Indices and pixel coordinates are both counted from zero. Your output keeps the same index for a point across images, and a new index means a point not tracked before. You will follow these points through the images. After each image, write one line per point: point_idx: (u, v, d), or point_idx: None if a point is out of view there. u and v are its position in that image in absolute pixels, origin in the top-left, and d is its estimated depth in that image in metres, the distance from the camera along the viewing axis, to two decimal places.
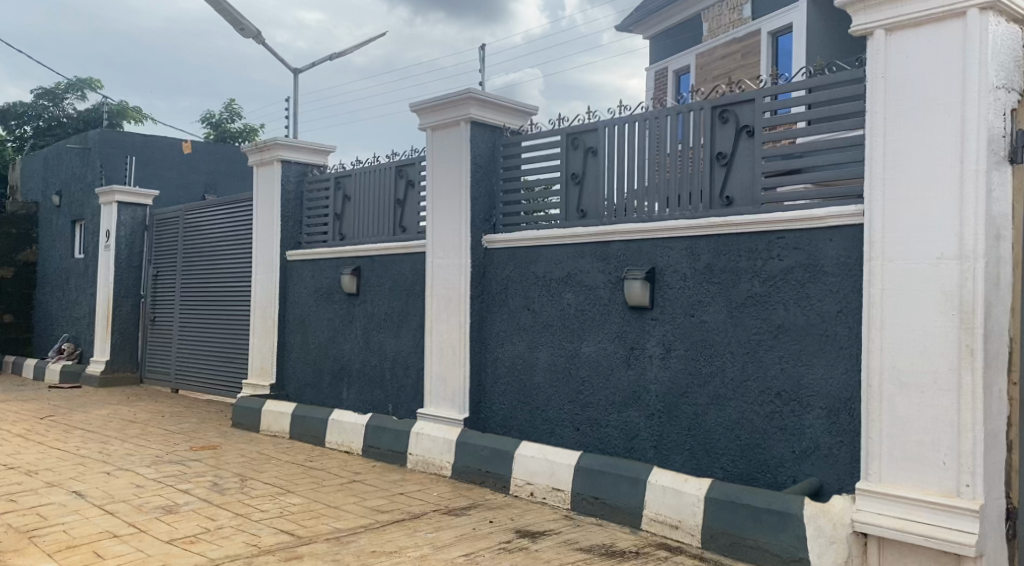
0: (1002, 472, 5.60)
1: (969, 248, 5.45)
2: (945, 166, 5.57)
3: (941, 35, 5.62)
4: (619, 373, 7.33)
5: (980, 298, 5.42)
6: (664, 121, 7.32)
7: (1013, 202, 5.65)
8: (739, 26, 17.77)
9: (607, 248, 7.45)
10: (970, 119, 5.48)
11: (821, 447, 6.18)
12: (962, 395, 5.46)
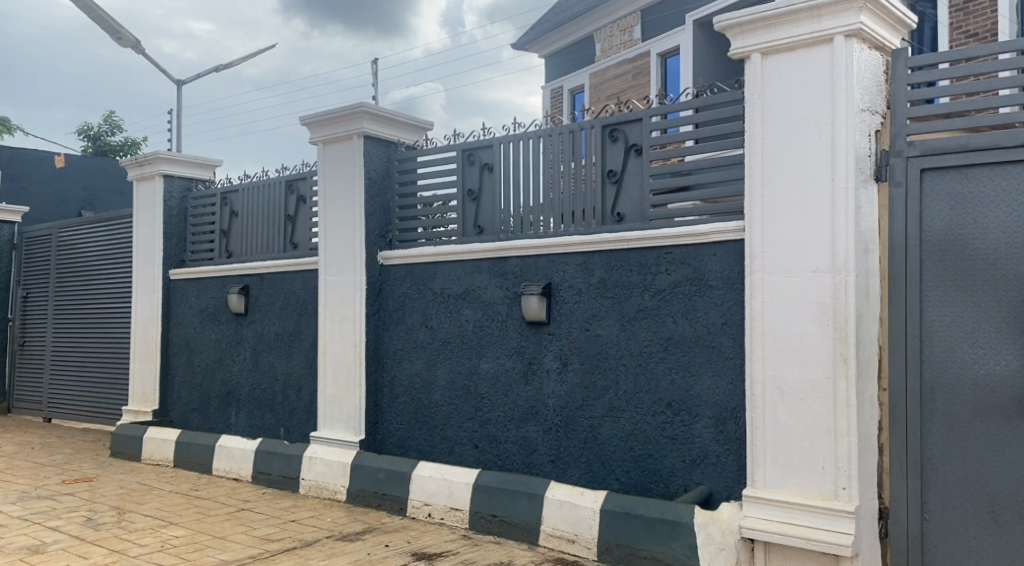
0: (875, 475, 5.72)
1: (841, 261, 5.58)
2: (819, 181, 5.70)
3: (810, 60, 5.76)
4: (517, 389, 7.26)
5: (852, 309, 5.57)
6: (555, 139, 7.31)
7: (880, 218, 5.82)
8: (631, 48, 18.08)
9: (505, 264, 7.39)
10: (839, 138, 5.62)
11: (710, 455, 6.23)
12: (836, 403, 5.59)
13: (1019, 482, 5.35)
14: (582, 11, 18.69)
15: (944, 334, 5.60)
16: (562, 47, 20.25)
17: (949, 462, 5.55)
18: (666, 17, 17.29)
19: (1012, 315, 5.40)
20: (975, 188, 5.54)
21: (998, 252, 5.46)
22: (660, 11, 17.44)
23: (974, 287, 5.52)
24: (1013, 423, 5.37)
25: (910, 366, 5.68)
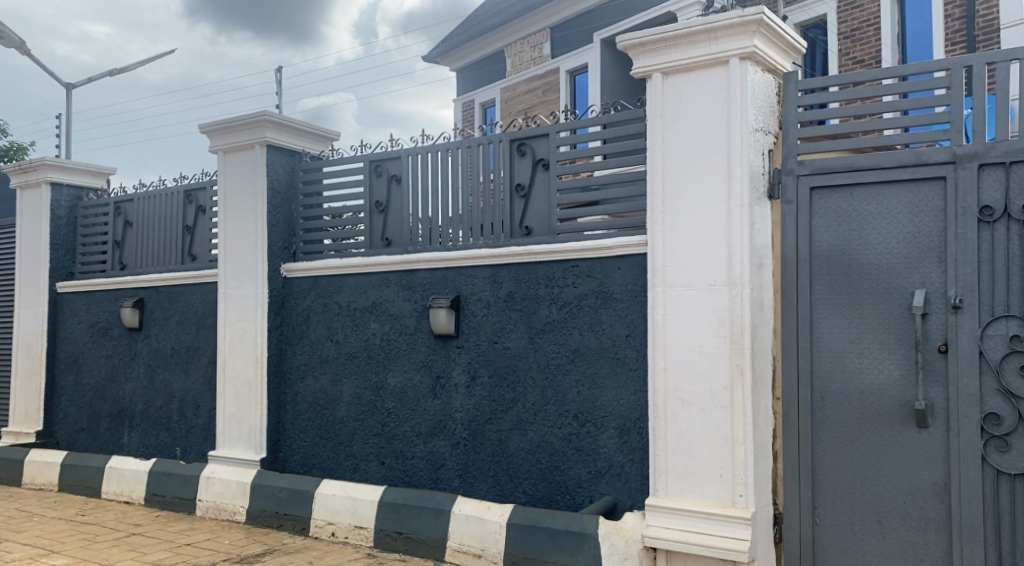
0: (770, 481, 5.84)
1: (737, 274, 5.64)
2: (716, 195, 5.75)
3: (707, 80, 5.82)
4: (425, 404, 7.15)
5: (747, 320, 5.62)
6: (463, 152, 7.25)
7: (773, 234, 5.93)
8: (541, 64, 18.19)
9: (413, 276, 7.28)
10: (734, 156, 5.69)
11: (615, 465, 6.23)
12: (734, 412, 5.64)
13: (901, 486, 5.53)
14: (491, 27, 18.74)
15: (832, 345, 5.76)
16: (472, 62, 20.23)
17: (838, 467, 5.72)
18: (575, 34, 17.46)
19: (895, 327, 5.57)
20: (860, 207, 5.71)
21: (882, 266, 5.63)
22: (569, 28, 17.60)
23: (860, 299, 5.69)
24: (897, 430, 5.54)
25: (801, 375, 5.83)
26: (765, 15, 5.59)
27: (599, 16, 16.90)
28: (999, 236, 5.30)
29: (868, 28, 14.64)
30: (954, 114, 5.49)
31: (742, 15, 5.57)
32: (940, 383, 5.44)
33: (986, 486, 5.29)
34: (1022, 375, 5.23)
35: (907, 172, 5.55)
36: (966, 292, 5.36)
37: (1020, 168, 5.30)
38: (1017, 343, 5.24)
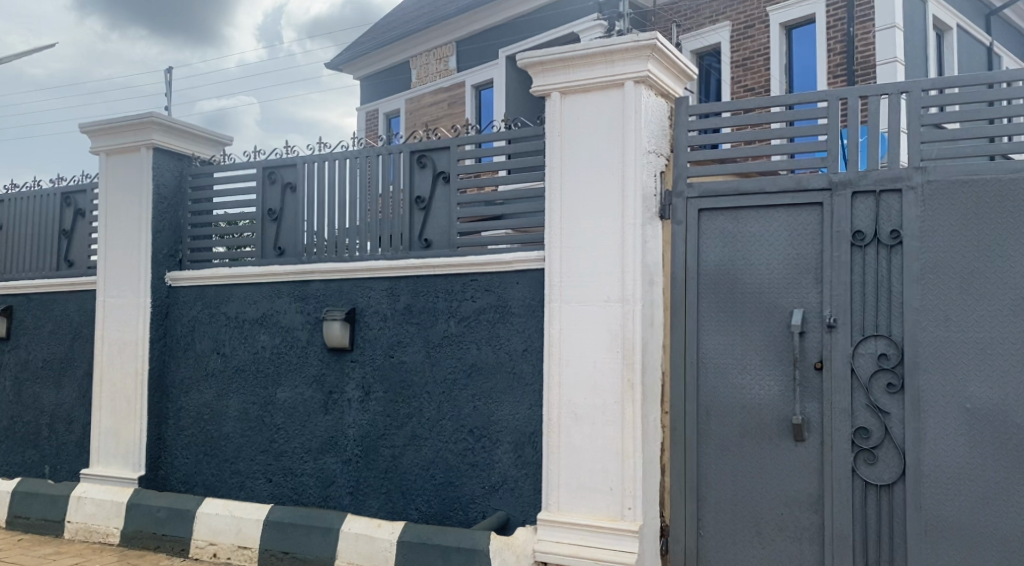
0: (657, 494, 5.83)
1: (630, 291, 5.63)
2: (611, 214, 5.73)
3: (603, 102, 5.80)
4: (316, 419, 6.92)
5: (639, 337, 5.61)
6: (361, 162, 7.06)
7: (664, 252, 5.95)
8: (446, 77, 18.10)
9: (306, 288, 7.05)
10: (629, 176, 5.68)
11: (508, 480, 6.13)
12: (624, 426, 5.62)
13: (780, 498, 5.60)
14: (396, 37, 18.53)
15: (717, 361, 5.80)
16: (375, 71, 19.94)
17: (721, 480, 5.75)
18: (480, 48, 17.43)
19: (775, 344, 5.65)
20: (746, 228, 5.78)
21: (764, 284, 5.71)
22: (474, 42, 17.55)
23: (743, 315, 5.75)
24: (776, 443, 5.61)
25: (689, 390, 5.85)
26: (659, 40, 5.60)
27: (502, 32, 16.92)
28: (870, 259, 5.44)
29: (759, 58, 15.07)
30: (833, 143, 5.61)
31: (636, 40, 5.59)
32: (815, 398, 5.53)
33: (855, 497, 5.40)
34: (890, 393, 5.36)
35: (788, 197, 5.65)
36: (840, 312, 5.47)
37: (889, 197, 5.44)
38: (885, 361, 5.37)
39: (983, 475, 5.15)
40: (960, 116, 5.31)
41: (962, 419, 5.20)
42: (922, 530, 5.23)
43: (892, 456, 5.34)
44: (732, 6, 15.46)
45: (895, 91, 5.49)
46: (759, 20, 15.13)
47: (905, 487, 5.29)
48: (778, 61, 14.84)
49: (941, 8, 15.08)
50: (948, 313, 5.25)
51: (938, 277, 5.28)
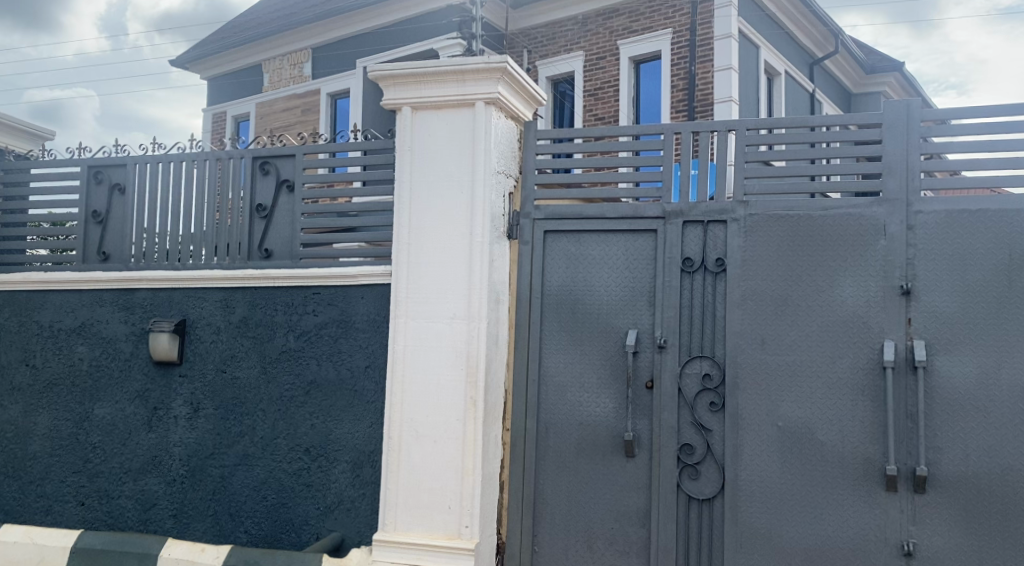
0: (494, 511, 5.68)
1: (476, 308, 5.49)
2: (459, 232, 5.58)
3: (453, 121, 5.67)
4: (138, 437, 6.44)
5: (483, 355, 5.47)
6: (199, 165, 6.65)
7: (511, 271, 5.84)
8: (299, 83, 17.59)
9: (131, 296, 6.57)
10: (478, 196, 5.56)
11: (345, 500, 5.85)
12: (465, 445, 5.45)
13: (611, 513, 5.58)
14: (248, 38, 17.88)
15: (555, 378, 5.75)
16: (224, 71, 19.12)
17: (555, 497, 5.68)
18: (335, 56, 17.04)
19: (610, 363, 5.65)
20: (589, 249, 5.76)
21: (603, 304, 5.70)
22: (329, 50, 17.15)
23: (581, 333, 5.72)
24: (608, 460, 5.60)
25: (529, 407, 5.76)
26: (510, 63, 5.51)
27: (359, 42, 16.62)
28: (697, 283, 5.54)
29: (609, 88, 15.38)
30: (671, 173, 5.70)
31: (488, 62, 5.48)
32: (646, 416, 5.56)
33: (679, 511, 5.44)
34: (713, 411, 5.45)
35: (626, 223, 5.69)
36: (669, 333, 5.53)
37: (716, 227, 5.56)
38: (709, 382, 5.46)
39: (792, 489, 5.27)
40: (785, 154, 5.49)
41: (774, 437, 5.32)
42: (737, 542, 5.32)
43: (713, 471, 5.42)
44: (585, 36, 15.75)
45: (724, 128, 5.65)
46: (610, 52, 15.45)
47: (724, 502, 5.37)
48: (626, 93, 15.17)
49: (773, 53, 15.86)
50: (765, 336, 5.38)
51: (756, 303, 5.42)
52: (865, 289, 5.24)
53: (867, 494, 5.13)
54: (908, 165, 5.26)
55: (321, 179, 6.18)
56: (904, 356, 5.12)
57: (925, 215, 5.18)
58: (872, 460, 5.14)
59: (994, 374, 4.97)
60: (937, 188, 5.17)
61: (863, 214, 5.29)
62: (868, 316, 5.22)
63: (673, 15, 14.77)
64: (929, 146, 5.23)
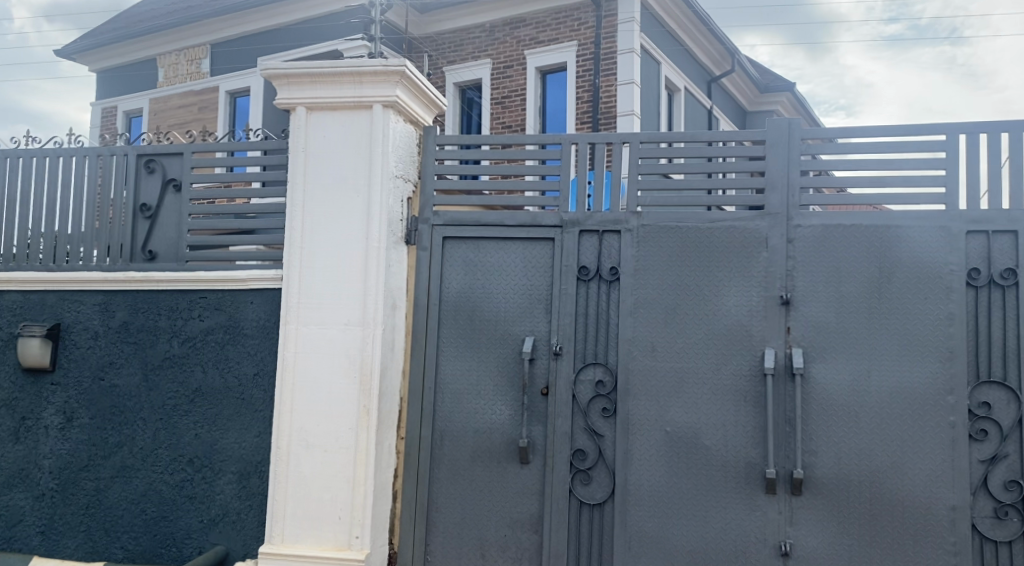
0: (387, 521, 5.61)
1: (370, 315, 5.44)
2: (353, 237, 5.53)
3: (349, 123, 5.61)
4: (4, 449, 6.19)
5: (378, 361, 5.42)
6: (78, 163, 6.43)
7: (407, 278, 5.79)
8: (196, 80, 17.17)
9: (1, 298, 6.30)
10: (374, 201, 5.52)
11: (230, 513, 5.72)
12: (357, 454, 5.39)
13: (504, 520, 5.60)
14: (142, 32, 17.36)
15: (451, 385, 5.74)
16: (116, 64, 18.49)
17: (449, 504, 5.67)
18: (235, 54, 16.69)
19: (506, 370, 5.67)
20: (486, 257, 5.78)
21: (499, 311, 5.72)
22: (230, 47, 16.78)
23: (477, 340, 5.73)
24: (503, 467, 5.62)
25: (425, 415, 5.73)
26: (408, 66, 5.50)
27: (262, 40, 16.32)
28: (592, 291, 5.61)
29: (516, 98, 15.48)
30: (568, 183, 5.77)
31: (386, 64, 5.46)
32: (541, 422, 5.60)
33: (571, 516, 5.49)
34: (606, 417, 5.52)
35: (523, 231, 5.72)
36: (565, 340, 5.59)
37: (610, 237, 5.65)
38: (601, 388, 5.53)
39: (679, 493, 5.38)
40: (683, 167, 5.60)
41: (662, 442, 5.43)
42: (626, 546, 5.39)
43: (605, 476, 5.49)
44: (492, 45, 15.83)
45: (620, 141, 5.76)
46: (517, 61, 15.55)
47: (613, 506, 5.45)
48: (532, 104, 15.29)
49: (674, 69, 16.21)
50: (656, 344, 5.49)
51: (649, 312, 5.52)
52: (748, 299, 5.40)
53: (748, 496, 5.28)
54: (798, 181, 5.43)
55: (218, 178, 6.02)
56: (783, 362, 5.30)
57: (804, 229, 5.37)
58: (754, 463, 5.29)
59: (865, 381, 5.18)
60: (823, 204, 5.36)
61: (747, 227, 5.45)
62: (751, 324, 5.38)
63: (578, 28, 14.96)
64: (817, 163, 5.41)
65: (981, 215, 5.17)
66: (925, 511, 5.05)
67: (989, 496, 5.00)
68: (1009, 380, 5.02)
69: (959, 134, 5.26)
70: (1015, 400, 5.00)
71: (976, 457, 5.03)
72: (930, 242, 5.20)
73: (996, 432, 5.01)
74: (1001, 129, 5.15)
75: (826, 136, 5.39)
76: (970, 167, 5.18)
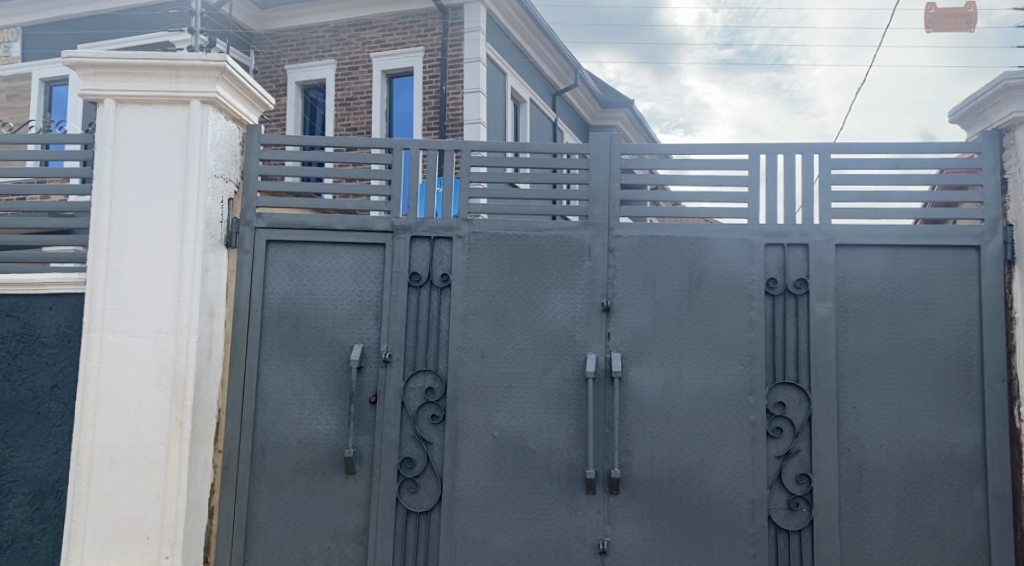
0: (202, 539, 5.38)
1: (184, 322, 5.22)
2: (166, 240, 5.29)
3: (164, 119, 5.37)
4: None
5: (191, 371, 5.20)
6: None
7: (227, 283, 5.57)
8: (5, 66, 16.06)
9: None
10: (189, 203, 5.30)
11: (20, 538, 5.34)
12: (168, 468, 5.15)
13: (328, 532, 5.47)
14: None
15: (274, 395, 5.57)
16: None
17: (271, 518, 5.50)
18: (51, 40, 15.73)
19: (333, 378, 5.55)
20: (311, 262, 5.64)
21: (327, 319, 5.60)
22: (47, 31, 15.79)
23: (303, 348, 5.58)
24: (327, 478, 5.50)
25: (244, 427, 5.52)
26: (229, 62, 5.31)
27: (83, 27, 15.46)
28: (422, 299, 5.57)
29: (362, 99, 15.27)
30: (400, 189, 5.70)
31: (205, 59, 5.25)
32: (368, 432, 5.51)
33: (397, 526, 5.43)
34: (434, 424, 5.48)
35: (352, 236, 5.62)
36: (394, 347, 5.52)
37: (442, 244, 5.62)
38: (431, 395, 5.50)
39: (501, 497, 5.40)
40: (529, 177, 5.62)
41: (490, 448, 5.44)
42: (452, 552, 5.37)
43: (433, 484, 5.45)
44: (337, 45, 15.57)
45: (451, 148, 5.74)
46: (362, 63, 15.37)
47: (440, 514, 5.43)
48: (379, 107, 15.12)
49: (519, 80, 16.39)
50: (484, 350, 5.50)
51: (477, 318, 5.52)
52: (573, 306, 5.49)
53: (569, 498, 5.36)
54: (640, 195, 5.54)
55: (31, 173, 5.63)
56: (603, 366, 5.42)
57: (623, 239, 5.51)
58: (577, 466, 5.38)
59: (678, 385, 5.37)
60: (658, 216, 5.51)
61: (571, 237, 5.54)
62: (574, 330, 5.47)
63: (424, 34, 14.91)
64: (653, 177, 5.53)
65: (778, 230, 5.42)
66: (732, 508, 5.26)
67: (783, 489, 5.25)
68: (801, 380, 5.29)
69: (760, 154, 5.53)
70: (806, 399, 5.27)
71: (772, 453, 5.27)
72: (734, 253, 5.43)
73: (790, 430, 5.27)
74: (796, 151, 5.44)
75: (640, 152, 5.54)
76: (769, 185, 5.44)
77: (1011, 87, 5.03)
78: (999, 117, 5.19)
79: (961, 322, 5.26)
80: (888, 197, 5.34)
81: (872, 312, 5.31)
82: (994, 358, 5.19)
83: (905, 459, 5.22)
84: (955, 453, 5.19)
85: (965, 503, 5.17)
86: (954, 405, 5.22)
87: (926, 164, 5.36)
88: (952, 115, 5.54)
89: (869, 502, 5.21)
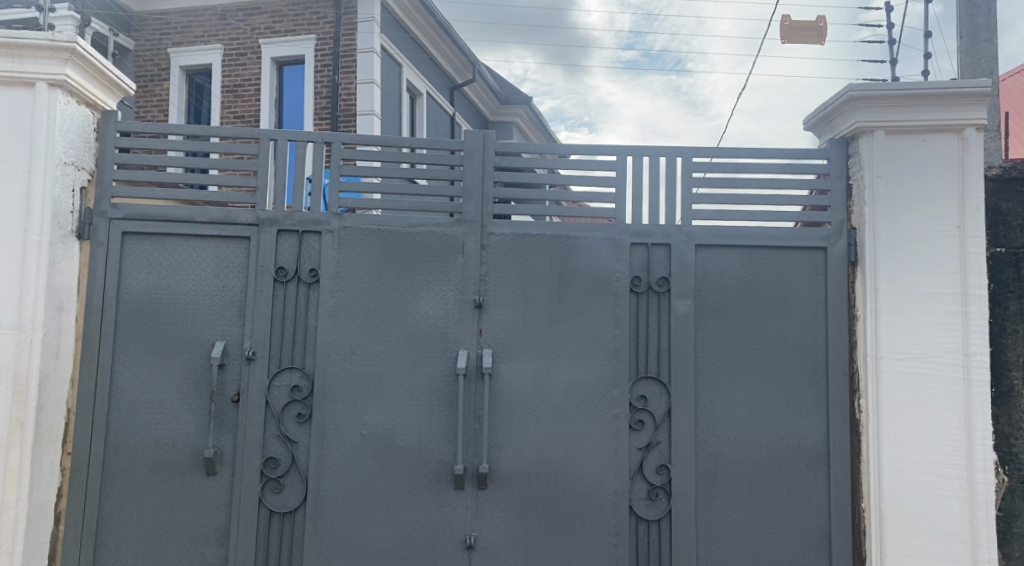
0: (47, 546, 5.15)
1: (27, 319, 5.00)
2: (8, 232, 5.05)
3: (7, 102, 5.11)
4: None
5: (34, 371, 5.00)
6: None
7: (77, 276, 5.33)
8: None
9: None
10: (34, 192, 5.07)
11: None
12: (7, 473, 4.93)
13: (186, 535, 5.30)
14: None
15: (129, 396, 5.35)
16: None
17: (123, 523, 5.29)
18: None
19: (193, 377, 5.37)
20: (169, 255, 5.43)
21: (187, 315, 5.40)
22: None
23: (160, 346, 5.38)
24: (186, 480, 5.32)
25: (96, 427, 5.29)
26: (79, 44, 5.08)
27: None
28: (290, 293, 5.43)
29: (249, 87, 14.87)
30: (265, 181, 5.53)
31: (52, 39, 5.02)
32: (230, 431, 5.36)
33: (260, 527, 5.30)
34: (300, 423, 5.36)
35: (216, 229, 5.43)
36: (258, 345, 5.37)
37: (310, 238, 5.49)
38: (297, 393, 5.37)
39: (367, 497, 5.32)
40: (426, 173, 5.50)
41: (358, 446, 5.35)
42: (317, 551, 5.27)
43: (297, 484, 5.33)
44: (220, 31, 15.15)
45: (321, 141, 5.59)
46: (249, 49, 14.99)
47: (305, 513, 5.31)
48: (269, 95, 14.76)
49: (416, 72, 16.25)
50: (353, 347, 5.40)
51: (347, 313, 5.42)
52: (444, 302, 5.44)
53: (437, 495, 5.32)
54: (540, 195, 5.52)
55: None
56: (474, 363, 5.39)
57: (496, 237, 5.49)
58: (445, 463, 5.35)
59: (545, 380, 5.39)
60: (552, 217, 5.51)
61: (445, 233, 5.49)
62: (446, 326, 5.42)
63: (315, 22, 14.64)
64: (533, 177, 5.54)
65: (642, 230, 5.48)
66: (596, 503, 5.31)
67: (644, 480, 5.33)
68: (662, 375, 5.38)
69: (626, 156, 5.59)
70: (667, 393, 5.36)
71: (633, 446, 5.35)
72: (601, 252, 5.47)
73: (651, 422, 5.35)
74: (660, 154, 5.52)
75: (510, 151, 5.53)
76: (634, 186, 5.50)
77: (856, 97, 5.23)
78: (846, 126, 5.37)
79: (811, 319, 5.43)
80: (748, 200, 5.47)
81: (731, 310, 5.44)
82: (839, 354, 5.38)
83: (759, 452, 5.36)
84: (805, 445, 5.36)
85: (817, 494, 5.34)
86: (806, 399, 5.38)
87: (783, 169, 5.51)
88: (805, 123, 5.71)
89: (723, 491, 5.34)
